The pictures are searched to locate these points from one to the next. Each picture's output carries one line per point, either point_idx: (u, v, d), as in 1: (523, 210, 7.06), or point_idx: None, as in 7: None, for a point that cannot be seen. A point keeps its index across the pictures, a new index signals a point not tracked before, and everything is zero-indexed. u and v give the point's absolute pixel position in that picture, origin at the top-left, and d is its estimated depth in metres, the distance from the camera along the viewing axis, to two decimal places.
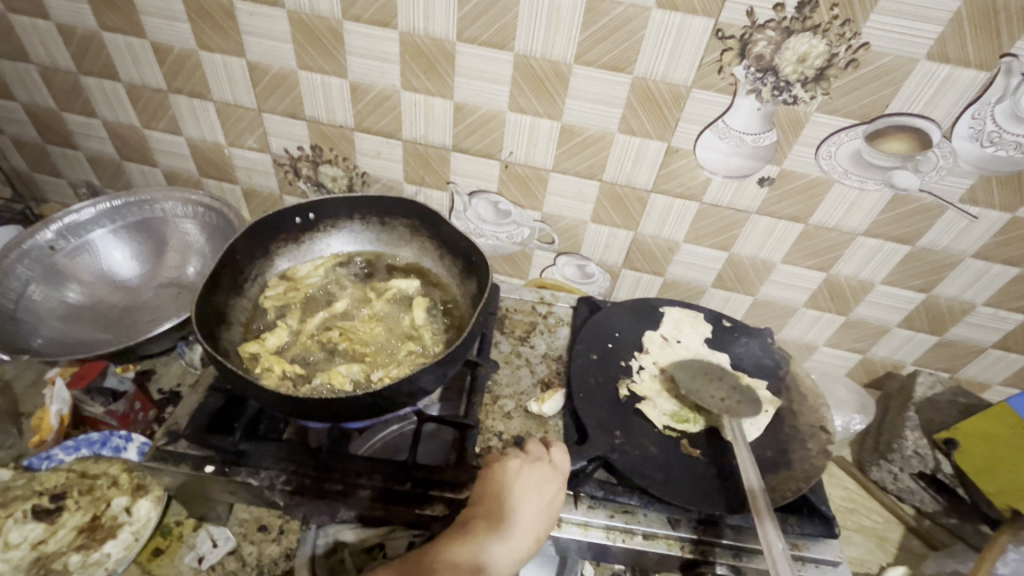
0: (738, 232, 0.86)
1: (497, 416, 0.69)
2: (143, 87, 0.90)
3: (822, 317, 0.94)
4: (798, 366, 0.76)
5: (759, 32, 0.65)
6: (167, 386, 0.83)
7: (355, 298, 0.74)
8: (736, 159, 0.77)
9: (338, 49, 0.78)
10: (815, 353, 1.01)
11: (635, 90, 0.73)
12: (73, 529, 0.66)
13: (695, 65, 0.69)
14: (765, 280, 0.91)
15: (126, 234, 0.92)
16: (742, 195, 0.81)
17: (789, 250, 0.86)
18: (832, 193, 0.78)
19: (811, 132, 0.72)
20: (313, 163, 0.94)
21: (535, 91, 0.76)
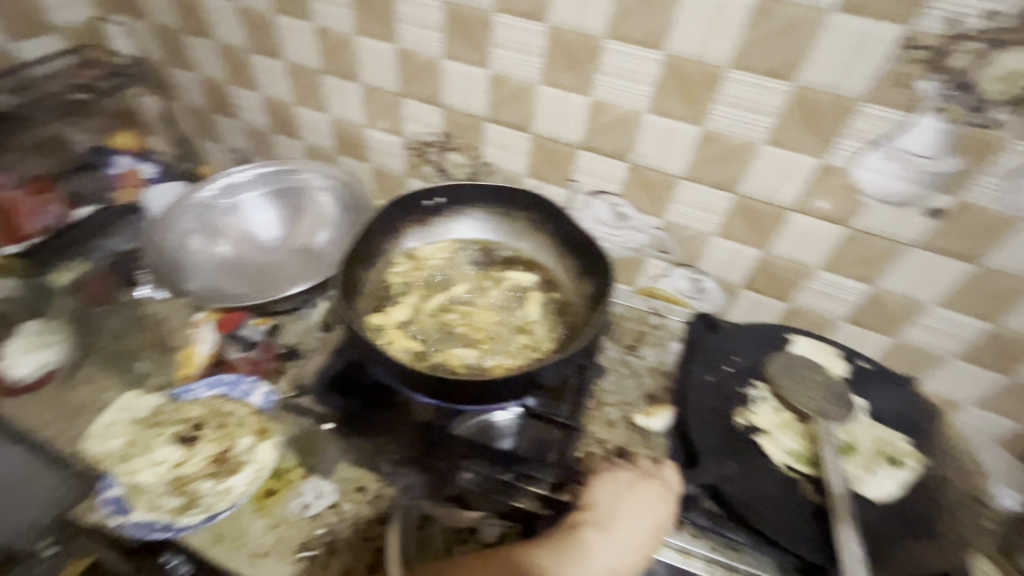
0: (888, 266, 0.76)
1: (600, 422, 0.68)
2: (302, 66, 0.98)
3: (978, 377, 0.81)
4: (946, 424, 0.67)
5: (958, 45, 0.58)
6: (290, 342, 0.87)
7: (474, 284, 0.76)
8: (904, 185, 0.69)
9: (486, 40, 0.80)
10: (961, 414, 0.87)
11: (793, 99, 0.68)
12: (206, 458, 0.74)
13: (870, 77, 0.63)
14: (910, 322, 0.80)
15: (270, 200, 1.00)
16: (901, 224, 0.72)
17: (949, 294, 0.75)
18: (1019, 234, 0.67)
19: (1005, 160, 0.63)
20: (441, 150, 0.97)
21: (680, 94, 0.73)
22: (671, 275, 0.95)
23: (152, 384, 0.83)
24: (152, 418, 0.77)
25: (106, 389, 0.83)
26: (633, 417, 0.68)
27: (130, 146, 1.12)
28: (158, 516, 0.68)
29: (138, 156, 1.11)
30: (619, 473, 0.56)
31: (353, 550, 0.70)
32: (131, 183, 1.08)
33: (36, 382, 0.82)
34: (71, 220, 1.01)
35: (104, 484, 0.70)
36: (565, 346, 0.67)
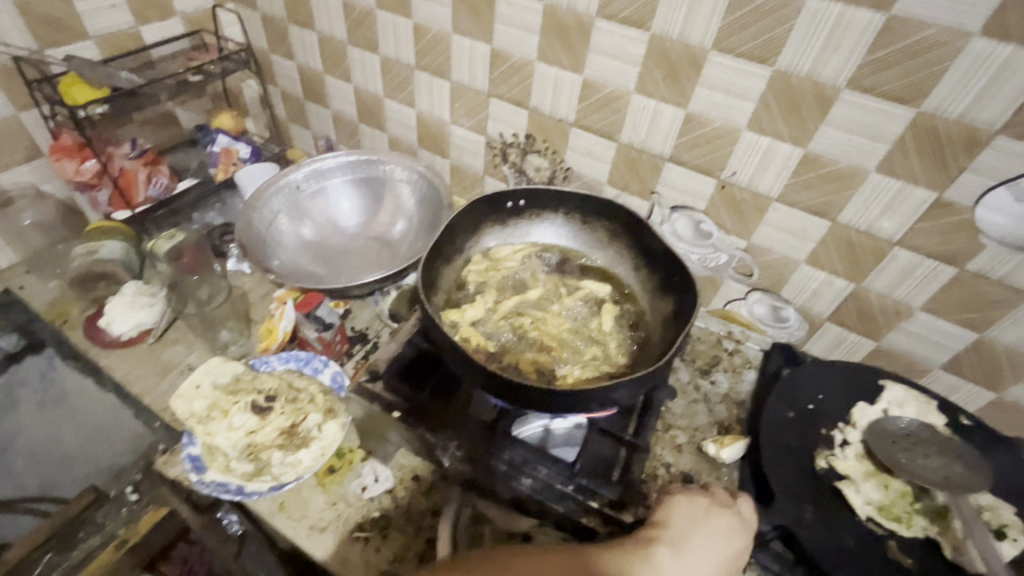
0: (1003, 315, 0.69)
1: (667, 446, 0.66)
2: (395, 61, 1.00)
3: None
4: None
5: None
6: (359, 326, 0.96)
7: (547, 290, 0.75)
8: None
9: (582, 45, 0.78)
10: None
11: (914, 125, 0.62)
12: (277, 429, 0.77)
13: (1009, 109, 0.57)
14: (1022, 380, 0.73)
15: (353, 187, 1.04)
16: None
17: None
18: None
19: None
20: (522, 151, 0.97)
21: (785, 113, 0.69)
22: (748, 299, 0.91)
23: (234, 353, 0.90)
24: (232, 384, 0.80)
25: (193, 353, 0.91)
26: (701, 443, 0.66)
27: (230, 127, 1.20)
28: (230, 478, 0.72)
29: (235, 136, 1.19)
30: (697, 494, 0.53)
31: (406, 536, 0.72)
32: (227, 162, 1.15)
33: (130, 339, 0.90)
34: (173, 194, 1.10)
35: (187, 441, 0.75)
36: (639, 363, 0.66)
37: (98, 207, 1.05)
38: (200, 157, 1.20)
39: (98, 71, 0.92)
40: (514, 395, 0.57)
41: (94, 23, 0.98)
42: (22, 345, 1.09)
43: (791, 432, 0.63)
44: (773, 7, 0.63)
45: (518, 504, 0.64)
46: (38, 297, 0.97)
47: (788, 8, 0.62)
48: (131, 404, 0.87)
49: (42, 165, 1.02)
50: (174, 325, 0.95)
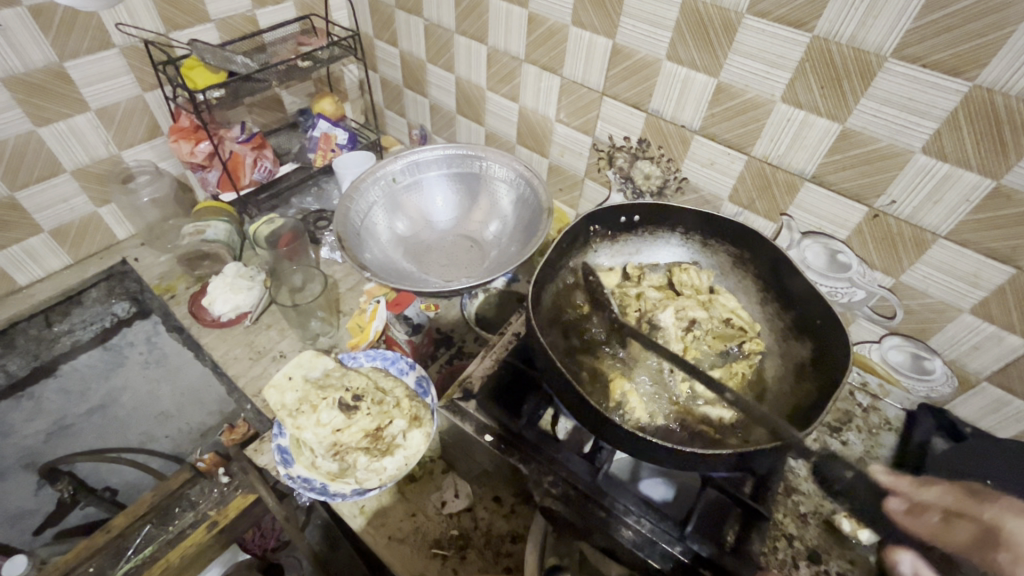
0: None
1: (790, 513, 0.63)
2: (503, 52, 0.95)
3: None
4: None
5: None
6: (444, 327, 0.96)
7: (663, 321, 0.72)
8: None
9: (723, 44, 0.69)
10: None
11: None
12: (362, 431, 0.74)
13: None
14: None
15: (448, 183, 1.01)
16: None
17: None
18: None
19: None
20: (632, 157, 0.89)
21: (979, 138, 0.56)
22: (883, 343, 0.78)
23: (324, 344, 0.93)
24: (322, 379, 0.78)
25: (284, 340, 0.94)
26: (830, 516, 0.62)
27: (330, 113, 1.20)
28: (315, 475, 0.70)
29: (334, 122, 1.19)
30: None
31: (485, 561, 0.68)
32: (326, 148, 1.17)
33: (229, 321, 0.95)
34: (275, 178, 1.15)
35: (277, 431, 0.75)
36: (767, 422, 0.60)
37: (207, 187, 1.10)
38: (300, 140, 1.24)
39: (216, 54, 0.94)
40: (620, 440, 0.53)
41: (214, 6, 1.00)
42: (133, 312, 1.18)
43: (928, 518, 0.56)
44: (993, 7, 0.50)
45: (610, 551, 0.58)
46: (151, 271, 1.07)
47: (1012, 10, 0.49)
48: (226, 382, 0.93)
49: (160, 144, 1.08)
50: (269, 310, 0.99)
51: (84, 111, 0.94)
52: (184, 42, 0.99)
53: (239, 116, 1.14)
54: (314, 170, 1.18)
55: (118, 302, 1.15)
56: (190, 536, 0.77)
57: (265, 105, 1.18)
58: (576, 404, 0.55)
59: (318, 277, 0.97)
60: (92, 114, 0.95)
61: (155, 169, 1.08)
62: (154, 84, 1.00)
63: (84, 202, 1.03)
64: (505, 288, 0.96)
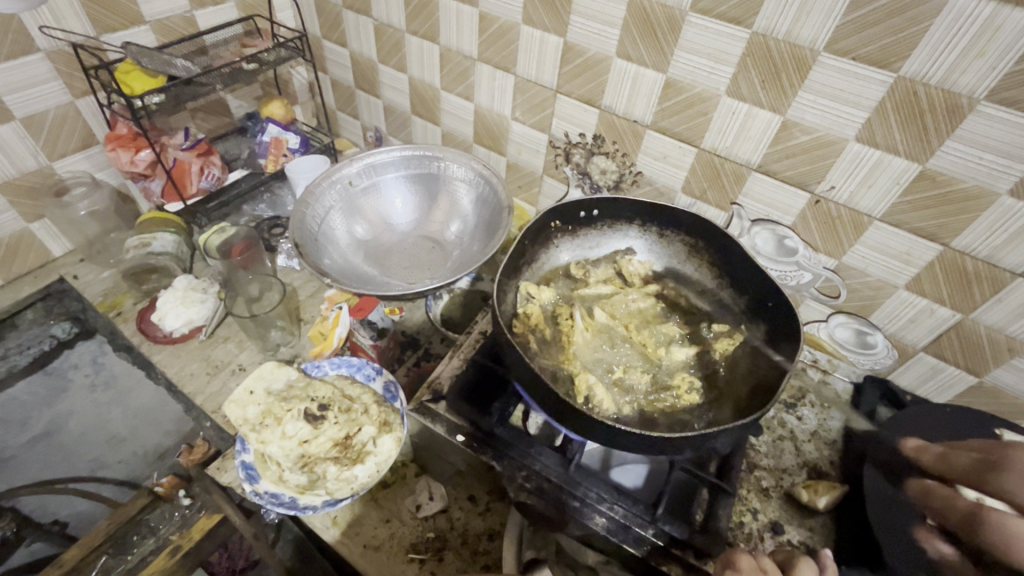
0: None
1: (754, 490, 0.67)
2: (455, 52, 0.94)
3: None
4: None
5: None
6: (409, 331, 0.97)
7: (628, 308, 0.76)
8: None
9: (670, 41, 0.71)
10: None
11: None
12: (330, 440, 0.72)
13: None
14: None
15: (407, 185, 1.00)
16: None
17: None
18: None
19: None
20: (588, 153, 0.91)
21: (905, 126, 0.60)
22: (830, 322, 0.83)
23: (286, 354, 0.91)
24: (286, 391, 0.75)
25: (243, 352, 0.92)
26: (789, 488, 0.68)
27: (280, 117, 1.17)
28: (282, 489, 0.67)
29: (285, 126, 1.16)
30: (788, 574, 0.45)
31: (463, 561, 0.68)
32: (278, 152, 1.14)
33: (182, 336, 0.91)
34: (224, 186, 1.11)
35: (240, 447, 0.71)
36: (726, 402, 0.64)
37: (150, 197, 1.05)
38: (250, 146, 1.20)
39: (154, 59, 0.91)
40: (589, 428, 0.53)
41: (150, 7, 0.96)
42: (75, 332, 1.12)
43: (871, 480, 0.62)
44: (908, 4, 0.54)
45: (588, 540, 0.59)
46: (93, 288, 1.01)
47: (929, 4, 0.53)
48: (183, 400, 0.89)
49: (96, 153, 1.02)
50: (225, 322, 0.95)
51: (9, 120, 0.88)
52: (118, 45, 0.94)
53: (183, 121, 1.10)
54: (266, 175, 1.15)
55: (57, 322, 1.09)
56: (152, 563, 0.73)
57: (210, 109, 1.14)
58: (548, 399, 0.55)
59: (276, 285, 0.94)
60: (18, 124, 0.89)
61: (93, 180, 1.02)
62: (86, 91, 0.95)
63: (13, 217, 0.96)
64: (471, 287, 0.97)
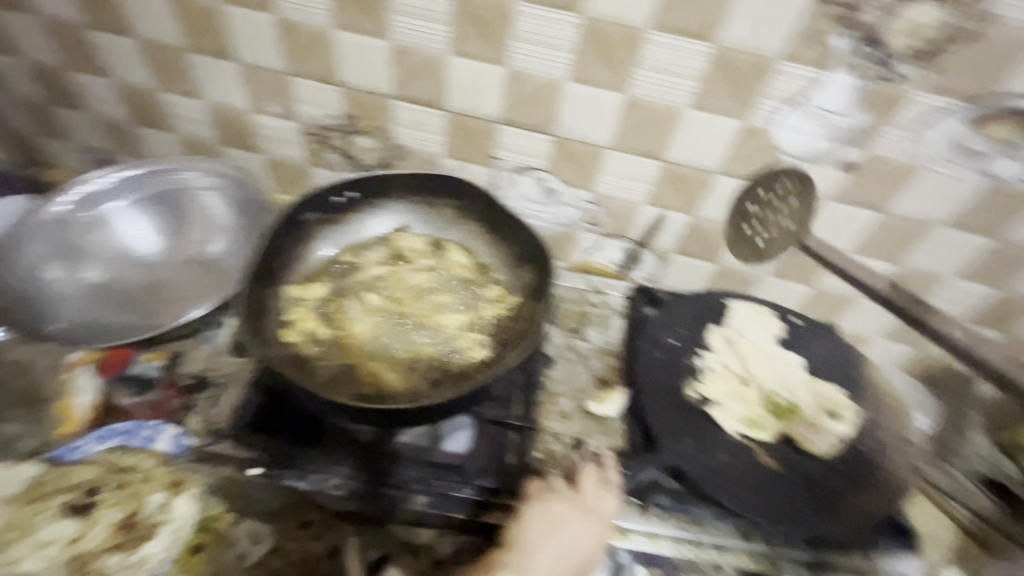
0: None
1: (555, 417, 0.54)
2: (196, 33, 0.63)
3: None
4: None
5: None
6: (195, 371, 0.61)
7: (422, 287, 0.56)
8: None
9: (590, 67, 0.57)
10: None
11: (983, 117, 0.53)
12: (107, 528, 0.50)
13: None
14: None
15: (148, 210, 0.70)
16: None
17: None
18: None
19: None
20: (350, 135, 0.70)
21: (855, 107, 0.55)
22: (603, 245, 0.75)
23: None
24: (27, 492, 0.51)
25: None
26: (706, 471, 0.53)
27: None
28: None
29: None
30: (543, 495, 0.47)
31: None
32: None
33: None
34: None
35: None
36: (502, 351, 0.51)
37: None
38: None
39: None
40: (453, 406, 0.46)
41: None
42: None
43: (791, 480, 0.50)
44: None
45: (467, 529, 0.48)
46: None
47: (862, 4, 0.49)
48: None
49: None
50: None
51: None
52: None
53: None
54: None
55: None
56: None
57: None
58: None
59: None
60: None
61: None
62: None
63: None
64: None
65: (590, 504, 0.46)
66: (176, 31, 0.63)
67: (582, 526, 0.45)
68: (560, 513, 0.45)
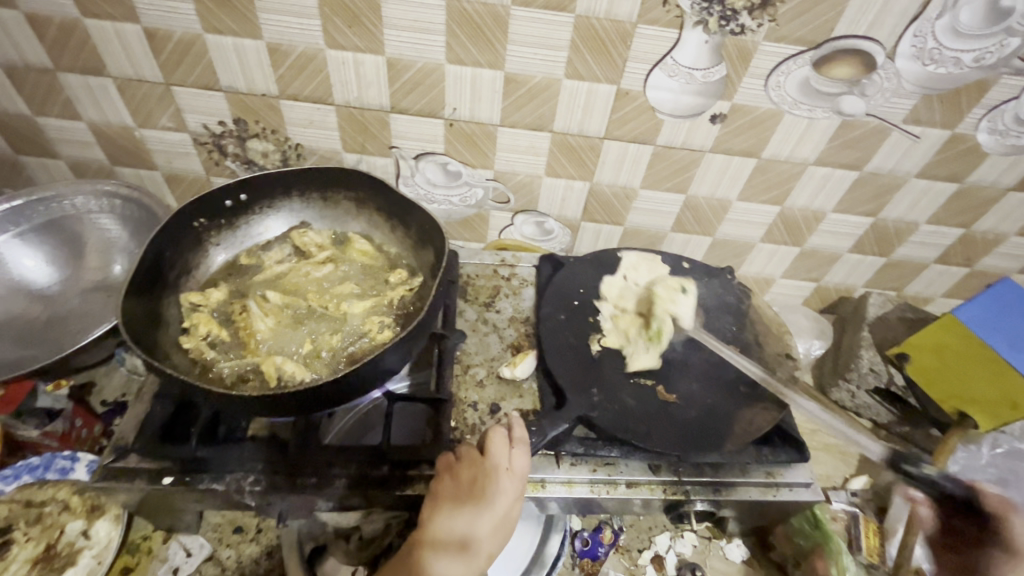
0: (889, 200, 0.72)
1: (470, 386, 0.58)
2: (57, 51, 0.60)
3: (945, 273, 0.82)
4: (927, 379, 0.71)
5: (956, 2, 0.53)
6: (110, 398, 0.64)
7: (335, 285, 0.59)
8: (907, 101, 0.61)
9: (463, 45, 0.58)
10: (929, 305, 0.88)
11: (824, 62, 0.58)
12: (25, 563, 0.51)
13: (904, 31, 0.55)
14: (903, 241, 0.78)
15: (39, 239, 0.68)
16: (906, 158, 0.67)
17: (936, 211, 0.73)
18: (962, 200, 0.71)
19: (994, 94, 0.59)
20: (241, 140, 0.70)
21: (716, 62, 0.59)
22: (516, 222, 0.79)
23: None
24: None
25: None
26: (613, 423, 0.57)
27: None
28: None
29: None
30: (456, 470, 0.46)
31: None
32: None
33: None
34: None
35: None
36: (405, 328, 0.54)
37: None
38: None
39: None
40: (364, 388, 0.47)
41: None
42: None
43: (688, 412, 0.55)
44: None
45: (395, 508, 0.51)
46: None
47: None
48: None
49: None
50: None
51: None
52: None
53: None
54: None
55: None
56: None
57: None
58: (327, 393, 0.45)
59: None
60: None
61: None
62: None
63: None
64: None
65: (499, 466, 0.46)
66: (37, 53, 0.61)
67: (494, 489, 0.44)
68: (470, 482, 0.45)
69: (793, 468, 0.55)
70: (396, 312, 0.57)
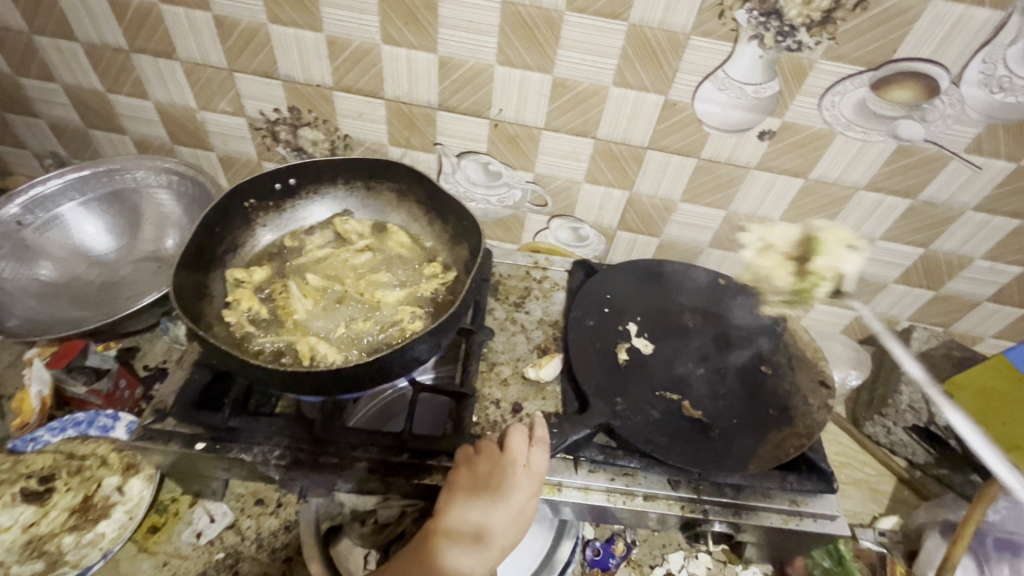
0: (944, 232, 0.69)
1: (494, 383, 0.58)
2: (135, 34, 0.64)
3: (998, 313, 0.78)
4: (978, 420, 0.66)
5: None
6: (153, 363, 0.67)
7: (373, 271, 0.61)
8: (969, 130, 0.58)
9: (514, 47, 0.59)
10: (978, 346, 0.84)
11: (884, 84, 0.56)
12: (63, 511, 0.53)
13: (971, 57, 0.53)
14: (955, 276, 0.74)
15: (100, 209, 0.72)
16: (964, 190, 0.64)
17: (993, 248, 0.69)
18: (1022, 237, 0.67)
19: None
20: (293, 127, 0.72)
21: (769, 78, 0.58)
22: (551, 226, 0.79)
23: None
24: None
25: None
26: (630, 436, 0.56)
27: None
28: None
29: None
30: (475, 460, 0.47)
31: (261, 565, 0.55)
32: None
33: None
34: None
35: None
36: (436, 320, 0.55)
37: None
38: None
39: None
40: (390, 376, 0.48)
41: None
42: None
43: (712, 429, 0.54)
44: None
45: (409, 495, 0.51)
46: None
47: None
48: None
49: None
50: None
51: None
52: None
53: None
54: None
55: None
56: None
57: None
58: (354, 376, 0.46)
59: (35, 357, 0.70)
60: None
61: None
62: None
63: None
64: None
65: (517, 461, 0.46)
66: (116, 34, 0.65)
67: (510, 484, 0.45)
68: (488, 475, 0.46)
69: (819, 498, 0.53)
70: (427, 304, 0.58)
